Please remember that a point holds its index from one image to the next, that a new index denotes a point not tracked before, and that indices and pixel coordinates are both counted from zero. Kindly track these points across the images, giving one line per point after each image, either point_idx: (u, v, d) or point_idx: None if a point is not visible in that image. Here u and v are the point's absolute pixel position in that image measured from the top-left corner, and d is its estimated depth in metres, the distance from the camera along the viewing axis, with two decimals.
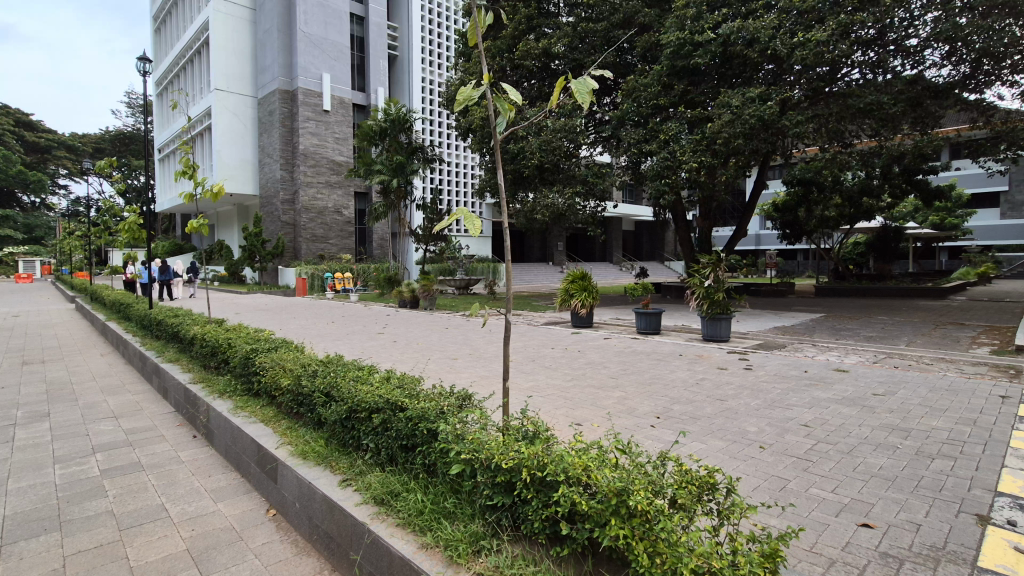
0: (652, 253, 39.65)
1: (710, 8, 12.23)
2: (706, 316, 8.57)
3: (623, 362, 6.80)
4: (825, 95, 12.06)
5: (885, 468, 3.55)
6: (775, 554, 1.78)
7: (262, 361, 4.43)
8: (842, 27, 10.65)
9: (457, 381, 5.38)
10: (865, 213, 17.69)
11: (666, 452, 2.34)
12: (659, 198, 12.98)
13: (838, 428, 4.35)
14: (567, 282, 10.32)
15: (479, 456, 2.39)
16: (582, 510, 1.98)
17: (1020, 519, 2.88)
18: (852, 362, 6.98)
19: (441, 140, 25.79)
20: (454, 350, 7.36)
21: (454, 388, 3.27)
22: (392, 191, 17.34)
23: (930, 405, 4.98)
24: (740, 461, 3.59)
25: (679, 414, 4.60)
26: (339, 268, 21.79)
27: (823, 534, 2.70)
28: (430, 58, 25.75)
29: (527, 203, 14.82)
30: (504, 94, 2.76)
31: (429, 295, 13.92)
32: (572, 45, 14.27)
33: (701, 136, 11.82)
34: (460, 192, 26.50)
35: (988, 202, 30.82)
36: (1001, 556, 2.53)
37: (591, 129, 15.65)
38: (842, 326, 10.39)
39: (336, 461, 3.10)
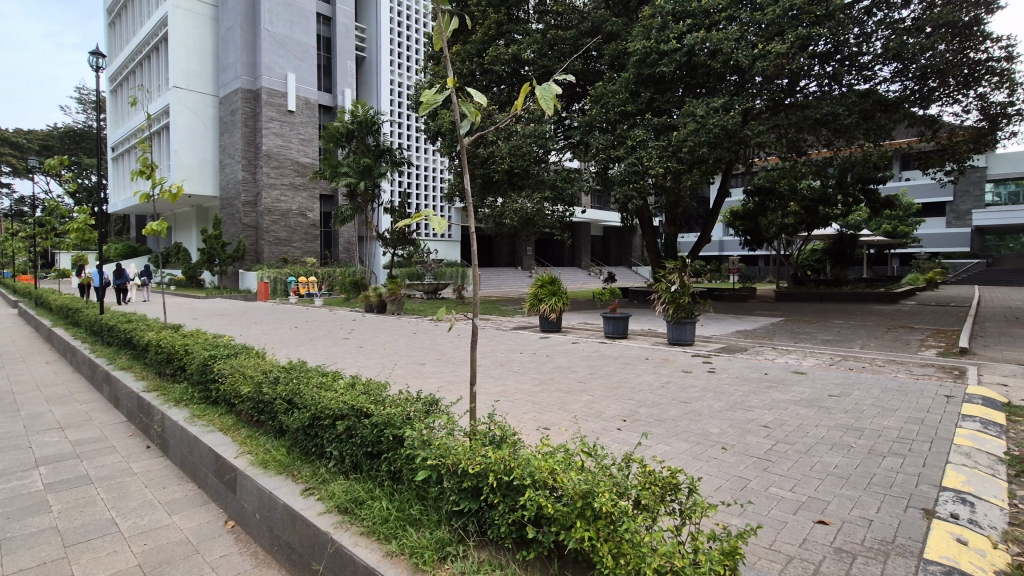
0: (620, 258, 40.26)
1: (676, 18, 12.57)
2: (671, 320, 8.76)
3: (591, 366, 6.87)
4: (785, 106, 12.47)
5: (840, 467, 3.68)
6: (734, 552, 1.83)
7: (221, 368, 4.29)
8: (801, 40, 11.05)
9: (424, 387, 5.33)
10: (821, 220, 18.38)
11: (630, 453, 2.37)
12: (626, 204, 13.06)
13: (796, 428, 4.50)
14: (536, 287, 10.30)
15: (446, 461, 2.37)
16: (548, 513, 2.00)
17: (963, 513, 3.03)
18: (809, 364, 7.26)
19: (410, 143, 25.56)
20: (422, 355, 7.28)
21: (421, 393, 3.25)
22: (359, 193, 17.10)
23: (882, 405, 5.21)
24: (703, 462, 3.67)
25: (645, 416, 4.69)
26: (303, 272, 21.37)
27: (781, 531, 2.79)
28: (399, 60, 25.54)
29: (496, 208, 14.82)
30: (470, 99, 2.77)
31: (396, 299, 13.69)
32: (542, 51, 14.34)
33: (667, 143, 12.13)
34: (428, 195, 26.31)
35: (935, 210, 32.51)
36: (946, 548, 2.64)
37: (561, 134, 15.79)
38: (800, 329, 10.80)
39: (299, 470, 3.02)
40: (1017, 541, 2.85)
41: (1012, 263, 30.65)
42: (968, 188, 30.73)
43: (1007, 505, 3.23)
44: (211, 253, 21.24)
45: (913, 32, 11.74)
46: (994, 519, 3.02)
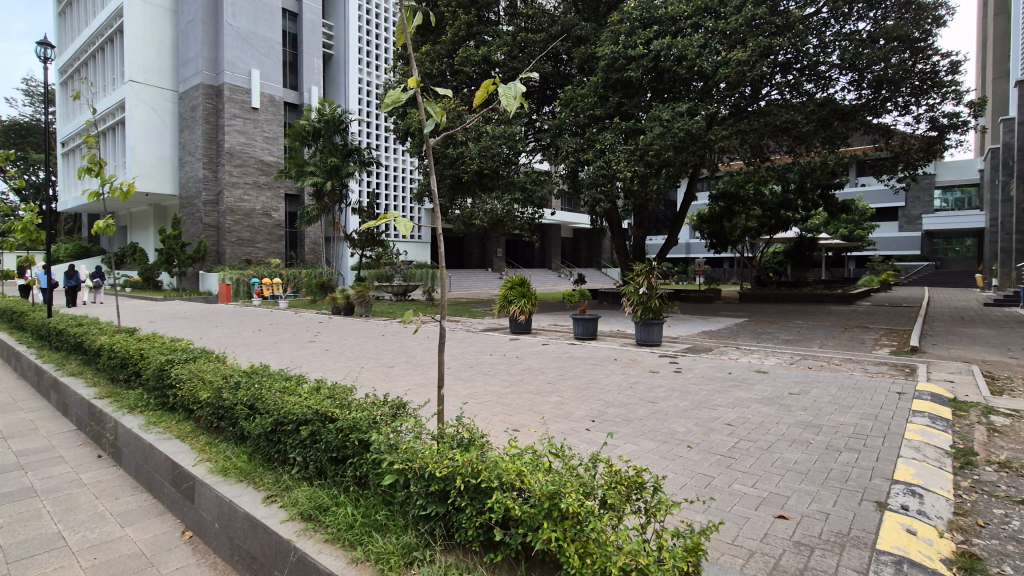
0: (590, 260, 40.68)
1: (643, 25, 12.86)
2: (639, 321, 8.89)
3: (560, 367, 6.90)
4: (748, 112, 12.85)
5: (799, 463, 3.80)
6: (697, 548, 1.88)
7: (179, 373, 4.14)
8: (761, 49, 11.40)
9: (391, 390, 5.26)
10: (782, 224, 18.98)
11: (597, 453, 2.39)
12: (594, 206, 13.24)
13: (758, 426, 4.63)
14: (506, 288, 10.29)
15: (413, 465, 2.35)
16: (515, 514, 2.00)
17: (912, 504, 3.17)
18: (771, 363, 7.47)
19: (378, 143, 25.24)
20: (389, 358, 7.19)
21: (388, 396, 3.20)
22: (326, 193, 16.77)
23: (839, 402, 5.41)
24: (668, 460, 3.74)
25: (613, 416, 4.75)
26: (267, 274, 20.82)
27: (743, 527, 2.85)
28: (367, 59, 25.23)
29: (465, 209, 14.75)
30: (435, 99, 2.76)
31: (364, 301, 13.49)
32: (512, 53, 14.40)
33: (635, 147, 12.30)
34: (398, 196, 26.01)
35: (888, 215, 33.98)
36: (896, 539, 2.76)
37: (531, 137, 15.86)
38: (762, 329, 11.14)
39: (261, 477, 2.94)
40: (961, 529, 3.01)
41: (958, 266, 32.31)
42: (919, 194, 32.31)
43: (952, 495, 3.40)
44: (170, 253, 20.46)
45: (868, 43, 12.28)
46: (941, 509, 3.17)
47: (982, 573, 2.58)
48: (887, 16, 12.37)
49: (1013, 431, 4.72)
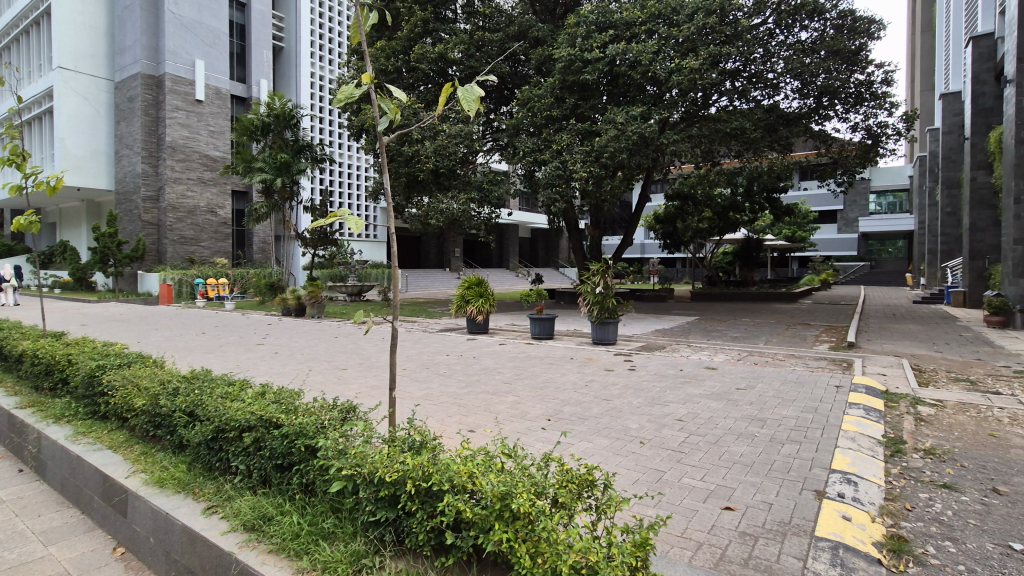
0: (547, 260, 41.04)
1: (599, 29, 13.07)
2: (595, 320, 9.03)
3: (516, 367, 6.92)
4: (699, 118, 13.28)
5: (745, 455, 3.95)
6: (645, 543, 1.91)
7: (111, 379, 3.89)
8: (711, 57, 11.82)
9: (342, 393, 5.11)
10: (731, 226, 19.69)
11: (549, 452, 2.40)
12: (550, 206, 13.35)
13: (707, 421, 4.78)
14: (463, 288, 10.22)
15: (362, 470, 2.29)
16: (467, 517, 1.98)
17: (848, 492, 3.35)
18: (720, 360, 7.74)
19: (331, 139, 24.58)
20: (343, 361, 7.00)
21: (338, 400, 3.12)
22: (275, 191, 16.21)
23: (782, 396, 5.67)
24: (621, 457, 3.80)
25: (569, 415, 4.79)
26: (213, 274, 19.97)
27: (692, 519, 2.94)
28: (320, 53, 24.45)
29: (422, 208, 14.56)
30: (389, 96, 2.71)
31: (316, 302, 13.09)
32: (469, 52, 14.32)
33: (590, 148, 12.47)
34: (352, 194, 25.43)
35: (828, 218, 35.86)
36: (834, 525, 2.90)
37: (488, 136, 15.84)
38: (712, 327, 11.53)
39: (201, 487, 2.81)
40: (891, 514, 3.19)
41: (891, 266, 34.51)
42: (856, 198, 34.27)
43: (883, 482, 3.62)
44: (104, 252, 19.26)
45: (810, 53, 12.88)
46: (874, 496, 3.36)
47: (909, 553, 2.75)
48: (827, 29, 13.03)
49: (938, 420, 5.05)
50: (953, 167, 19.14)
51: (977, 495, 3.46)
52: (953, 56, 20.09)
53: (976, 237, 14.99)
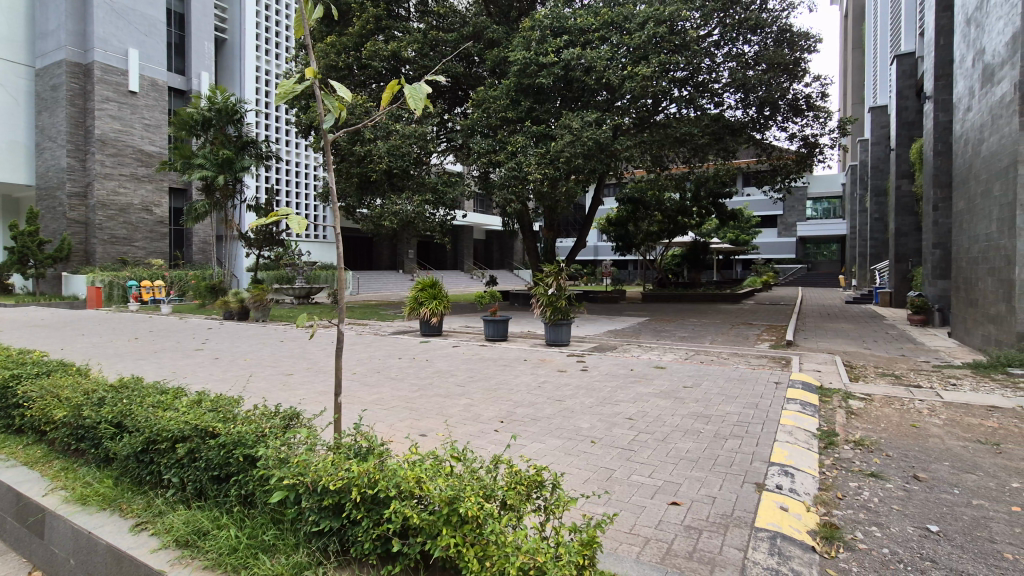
0: (502, 262, 41.12)
1: (553, 34, 13.22)
2: (549, 322, 9.11)
3: (470, 369, 6.89)
4: (650, 124, 13.69)
5: (691, 451, 4.08)
6: (592, 541, 1.93)
7: (27, 391, 3.60)
8: (662, 65, 12.18)
9: (286, 400, 4.93)
10: (680, 229, 20.35)
11: (499, 454, 2.39)
12: (506, 207, 13.37)
13: (655, 419, 4.91)
14: (416, 290, 10.08)
15: (304, 479, 2.21)
16: (414, 523, 1.95)
17: (785, 483, 3.52)
18: (669, 359, 7.98)
19: (278, 135, 23.71)
20: (288, 366, 6.77)
21: (280, 407, 3.01)
22: (217, 189, 15.50)
23: (726, 393, 5.90)
24: (573, 456, 3.85)
25: (521, 416, 4.80)
26: (148, 276, 18.87)
27: (640, 516, 3.00)
28: (266, 47, 23.54)
29: (375, 209, 14.27)
30: (335, 93, 2.64)
31: (261, 305, 12.62)
32: (423, 51, 14.15)
33: (545, 151, 12.59)
34: (301, 193, 24.66)
35: (769, 223, 37.68)
36: (772, 516, 3.04)
37: (443, 137, 15.69)
38: (662, 328, 11.86)
39: (129, 503, 2.64)
40: (824, 503, 3.37)
41: (826, 267, 36.63)
42: (794, 204, 36.17)
43: (817, 473, 3.82)
44: (23, 252, 17.85)
45: (752, 65, 13.52)
46: (808, 486, 3.54)
47: (840, 540, 2.91)
48: (767, 42, 13.69)
49: (867, 413, 5.39)
50: (881, 176, 20.44)
51: (900, 482, 3.71)
52: (880, 72, 21.52)
53: (900, 241, 16.12)
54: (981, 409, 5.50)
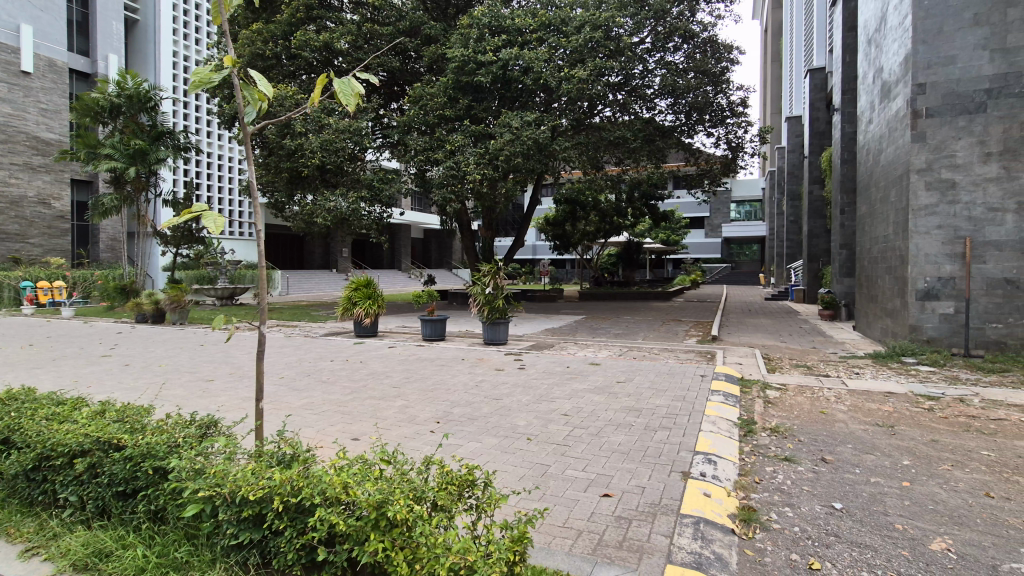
0: (440, 261, 40.69)
1: (491, 33, 13.21)
2: (486, 321, 9.12)
3: (405, 370, 6.78)
4: (587, 127, 14.06)
5: (622, 444, 4.23)
6: (522, 537, 1.94)
7: None
8: (597, 69, 12.52)
9: (204, 408, 4.64)
10: (615, 229, 21.00)
11: (430, 455, 2.35)
12: (445, 206, 13.22)
13: (589, 414, 5.03)
14: (349, 290, 9.79)
15: (222, 490, 2.09)
16: (340, 530, 1.89)
17: (708, 470, 3.71)
18: (603, 356, 8.21)
19: (198, 126, 22.19)
20: (209, 371, 6.36)
21: (196, 415, 2.83)
22: (127, 181, 14.34)
23: (656, 387, 6.15)
24: (508, 454, 3.88)
25: (458, 416, 4.78)
26: (45, 276, 17.14)
27: (573, 509, 3.07)
28: (185, 31, 21.90)
29: (306, 205, 13.69)
30: (256, 83, 2.51)
31: (178, 307, 11.73)
32: (356, 44, 13.74)
33: (484, 151, 12.55)
34: (224, 188, 23.29)
35: (697, 224, 39.67)
36: (697, 503, 3.19)
37: (378, 132, 15.29)
38: (597, 325, 12.18)
39: (18, 526, 2.39)
40: (743, 487, 3.58)
41: (748, 267, 39.06)
42: (719, 206, 38.28)
43: (738, 459, 4.06)
44: None
45: (681, 73, 14.13)
46: (729, 473, 3.75)
47: (756, 521, 3.11)
48: (695, 52, 14.34)
49: (782, 402, 5.79)
50: (797, 181, 21.99)
51: (810, 465, 4.01)
52: (795, 85, 23.15)
53: (813, 242, 17.43)
54: (880, 395, 6.05)
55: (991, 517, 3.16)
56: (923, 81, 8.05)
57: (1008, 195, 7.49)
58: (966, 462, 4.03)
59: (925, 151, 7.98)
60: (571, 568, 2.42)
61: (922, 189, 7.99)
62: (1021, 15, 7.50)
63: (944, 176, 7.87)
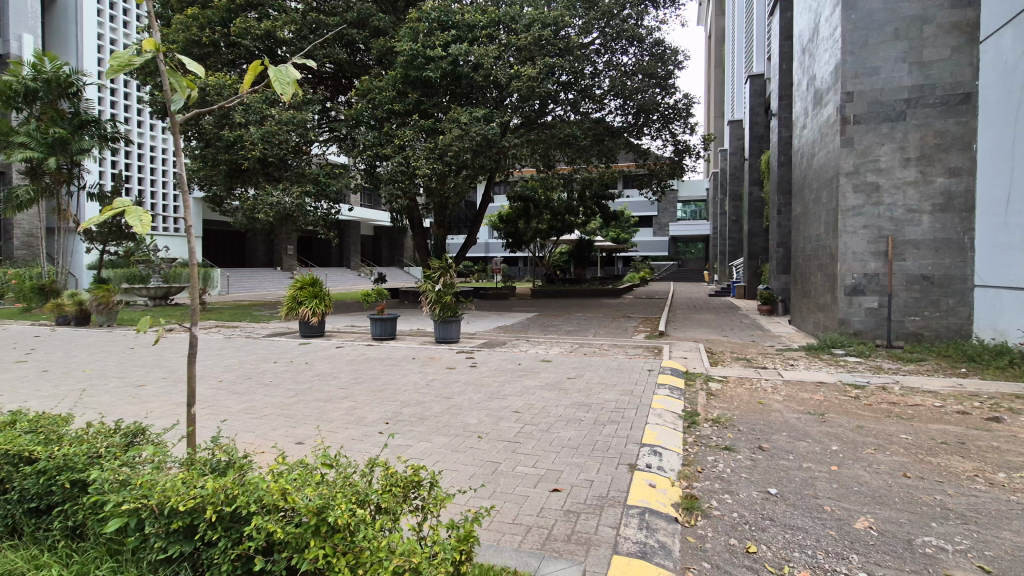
0: (391, 259, 39.99)
1: (441, 27, 13.04)
2: (437, 319, 9.04)
3: (354, 371, 6.63)
4: (538, 125, 14.14)
5: (572, 438, 4.29)
6: (469, 536, 1.93)
7: None
8: (547, 68, 12.63)
9: (133, 415, 4.37)
10: (566, 227, 21.27)
11: (374, 457, 2.29)
12: (393, 203, 12.97)
13: (540, 410, 5.08)
14: (294, 289, 9.48)
15: (149, 502, 1.97)
16: (278, 538, 1.82)
17: (653, 462, 3.82)
18: (555, 352, 8.30)
19: (127, 115, 20.81)
20: (139, 375, 5.99)
21: (122, 422, 2.67)
22: (46, 172, 13.30)
23: (605, 382, 6.29)
24: (459, 453, 3.86)
25: (408, 416, 4.71)
26: None
27: (523, 505, 3.09)
28: (111, 13, 20.61)
29: (247, 200, 13.08)
30: (184, 70, 2.37)
31: (107, 309, 10.99)
32: (301, 33, 13.24)
33: (433, 146, 12.41)
34: (157, 181, 22.03)
35: (646, 223, 40.77)
36: (643, 494, 3.28)
37: (324, 126, 14.82)
38: (549, 322, 12.30)
39: None
40: (686, 477, 3.71)
41: (694, 265, 40.40)
42: (667, 206, 39.47)
43: (681, 450, 4.21)
44: None
45: (629, 75, 14.45)
46: (673, 463, 3.88)
47: (698, 509, 3.22)
48: (643, 54, 14.70)
49: (723, 393, 6.04)
50: (738, 183, 22.95)
51: (747, 453, 4.20)
52: (737, 90, 24.15)
53: (753, 241, 18.26)
54: (812, 385, 6.42)
55: (908, 496, 3.41)
56: (851, 90, 8.57)
57: (924, 198, 8.09)
58: (886, 446, 4.34)
59: (852, 155, 8.51)
60: (518, 564, 2.43)
61: (850, 191, 8.52)
62: (934, 32, 8.10)
63: (869, 179, 8.42)
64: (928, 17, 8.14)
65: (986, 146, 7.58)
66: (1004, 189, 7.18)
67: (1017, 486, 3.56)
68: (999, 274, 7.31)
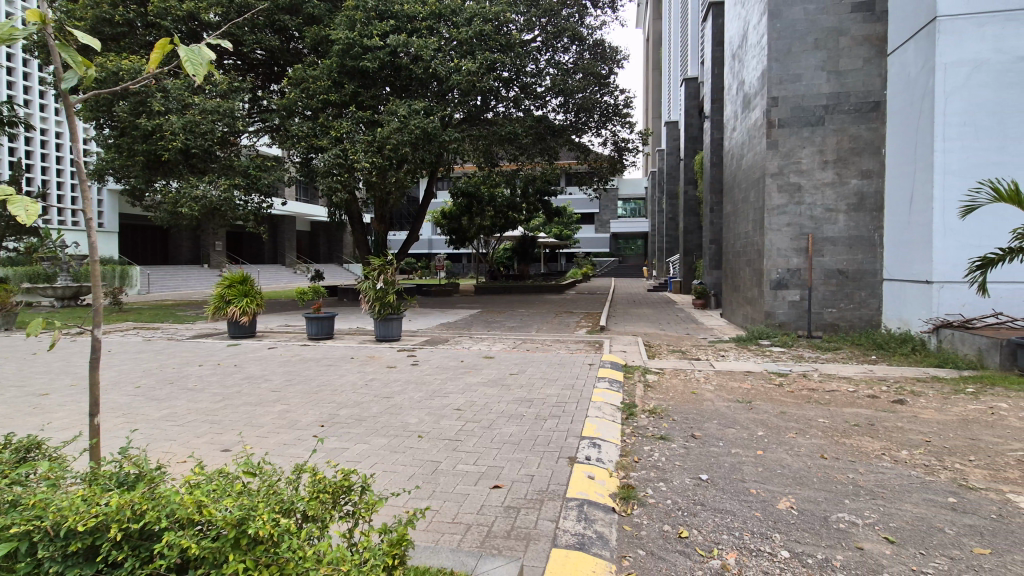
0: (330, 256, 38.72)
1: (379, 16, 12.68)
2: (377, 317, 8.82)
3: (287, 372, 6.33)
4: (479, 120, 14.05)
5: (513, 434, 4.29)
6: (401, 540, 1.87)
7: None
8: (487, 63, 12.59)
9: (33, 428, 3.98)
10: (509, 223, 21.31)
11: (300, 463, 2.18)
12: (331, 196, 12.48)
13: (482, 407, 5.06)
14: (222, 287, 8.96)
15: (42, 524, 1.78)
16: (192, 554, 1.69)
17: (592, 454, 3.89)
18: (497, 348, 8.32)
19: (28, 98, 18.95)
20: (41, 383, 5.45)
21: (14, 437, 2.41)
22: None
23: (547, 377, 6.35)
24: (398, 453, 3.78)
25: (345, 418, 4.57)
26: None
27: (462, 504, 3.06)
28: None
29: (168, 193, 12.23)
30: (78, 47, 2.14)
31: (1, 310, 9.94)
32: (228, 16, 12.47)
33: (371, 138, 12.08)
34: (63, 170, 20.29)
35: (588, 220, 41.60)
36: (581, 486, 3.33)
37: (255, 115, 14.08)
38: (493, 319, 12.31)
39: None
40: (623, 467, 3.81)
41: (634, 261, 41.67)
42: (608, 204, 40.42)
43: (619, 442, 4.31)
44: None
45: (570, 73, 14.62)
46: (612, 455, 3.97)
47: (635, 498, 3.31)
48: (584, 53, 14.93)
49: (659, 385, 6.25)
50: (674, 181, 23.82)
51: (681, 441, 4.36)
52: (673, 93, 25.03)
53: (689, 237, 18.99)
54: (741, 374, 6.77)
55: (824, 475, 3.66)
56: (776, 95, 9.06)
57: (840, 198, 8.71)
58: (806, 430, 4.63)
59: (777, 157, 9.01)
60: (455, 564, 2.39)
61: (775, 190, 9.03)
62: (849, 43, 8.70)
63: (791, 180, 8.96)
64: (843, 29, 8.73)
65: (892, 151, 8.23)
66: (907, 190, 7.82)
67: (917, 461, 3.90)
68: (903, 269, 7.96)
